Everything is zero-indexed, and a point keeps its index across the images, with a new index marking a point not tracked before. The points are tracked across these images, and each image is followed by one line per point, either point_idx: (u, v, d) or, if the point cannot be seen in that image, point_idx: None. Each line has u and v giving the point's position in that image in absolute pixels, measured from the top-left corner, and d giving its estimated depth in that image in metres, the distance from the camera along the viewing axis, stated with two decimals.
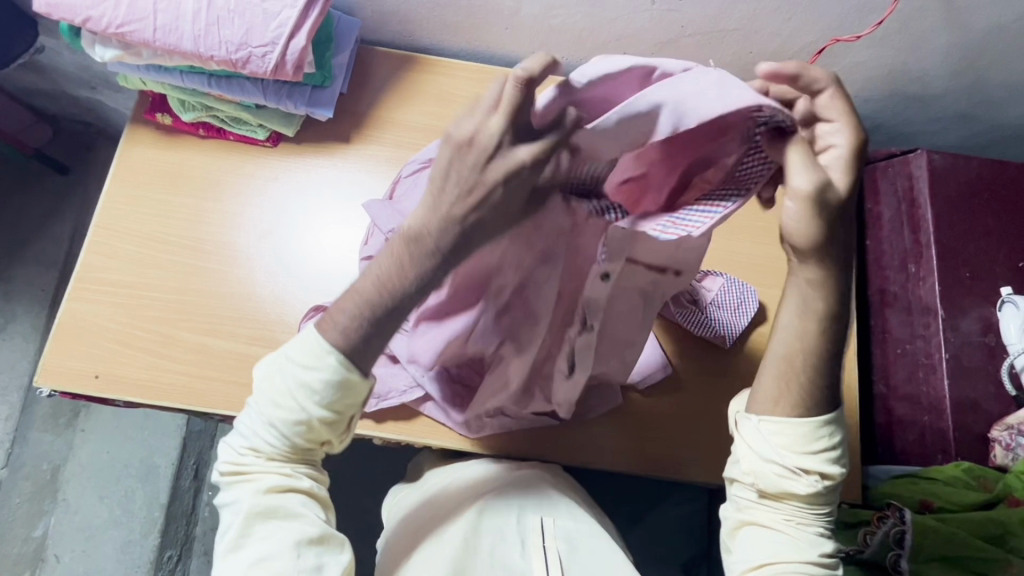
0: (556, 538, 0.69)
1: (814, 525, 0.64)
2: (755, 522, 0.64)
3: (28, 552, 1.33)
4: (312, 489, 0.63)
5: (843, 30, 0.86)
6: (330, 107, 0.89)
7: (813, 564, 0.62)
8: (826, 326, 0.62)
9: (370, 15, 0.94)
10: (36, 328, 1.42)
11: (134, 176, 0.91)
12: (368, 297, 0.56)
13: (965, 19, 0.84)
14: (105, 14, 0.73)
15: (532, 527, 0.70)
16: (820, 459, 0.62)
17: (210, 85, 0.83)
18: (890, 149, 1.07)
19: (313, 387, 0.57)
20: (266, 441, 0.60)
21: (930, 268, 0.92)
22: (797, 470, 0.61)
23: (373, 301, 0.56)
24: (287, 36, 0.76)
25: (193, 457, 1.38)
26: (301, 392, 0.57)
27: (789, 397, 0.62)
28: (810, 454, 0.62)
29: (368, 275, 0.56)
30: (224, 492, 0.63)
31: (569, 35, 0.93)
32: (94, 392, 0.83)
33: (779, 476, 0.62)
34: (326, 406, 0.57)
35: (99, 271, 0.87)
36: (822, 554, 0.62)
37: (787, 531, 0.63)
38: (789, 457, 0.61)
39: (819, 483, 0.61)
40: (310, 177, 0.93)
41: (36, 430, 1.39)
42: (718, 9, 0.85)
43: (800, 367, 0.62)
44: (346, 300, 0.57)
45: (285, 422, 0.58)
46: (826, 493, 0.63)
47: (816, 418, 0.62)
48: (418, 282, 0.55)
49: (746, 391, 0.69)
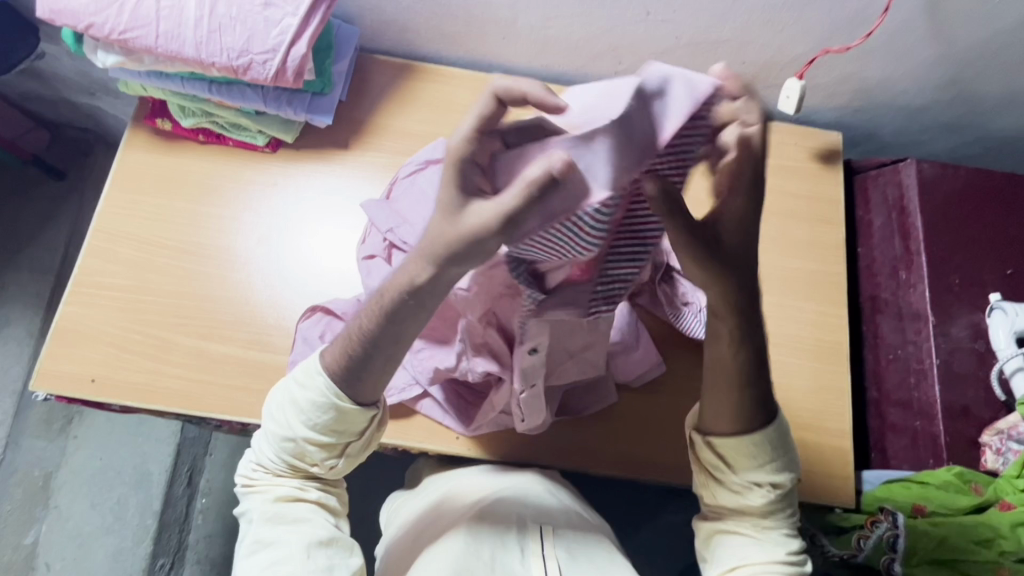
0: (552, 546, 0.69)
1: (778, 526, 0.67)
2: (723, 531, 0.67)
3: (19, 559, 1.31)
4: (320, 501, 0.65)
5: (832, 42, 0.88)
6: (330, 114, 0.90)
7: (785, 563, 0.64)
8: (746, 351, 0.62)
9: (370, 24, 0.95)
10: (30, 333, 1.41)
11: (134, 181, 0.91)
12: (358, 339, 0.58)
13: (951, 32, 0.86)
14: (108, 21, 0.74)
15: (532, 535, 0.70)
16: (767, 470, 0.65)
17: (210, 91, 0.84)
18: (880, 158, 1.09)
19: (303, 406, 0.61)
20: (269, 458, 0.64)
21: (921, 275, 0.93)
22: (748, 483, 0.65)
23: (364, 342, 0.57)
24: (288, 44, 0.77)
25: (187, 463, 1.38)
26: (292, 412, 0.62)
27: (726, 414, 0.64)
28: (756, 467, 0.65)
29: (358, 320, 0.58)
30: (240, 505, 0.66)
31: (565, 45, 0.94)
32: (90, 396, 0.82)
33: (733, 490, 0.66)
34: (314, 426, 0.61)
35: (97, 275, 0.87)
36: (790, 552, 0.65)
37: (755, 536, 0.66)
38: (738, 473, 0.65)
39: (771, 492, 0.65)
40: (309, 182, 0.94)
41: (29, 436, 1.38)
42: (712, 20, 0.87)
43: (731, 384, 0.63)
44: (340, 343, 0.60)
45: (279, 440, 0.62)
46: (780, 498, 0.66)
47: (758, 430, 0.64)
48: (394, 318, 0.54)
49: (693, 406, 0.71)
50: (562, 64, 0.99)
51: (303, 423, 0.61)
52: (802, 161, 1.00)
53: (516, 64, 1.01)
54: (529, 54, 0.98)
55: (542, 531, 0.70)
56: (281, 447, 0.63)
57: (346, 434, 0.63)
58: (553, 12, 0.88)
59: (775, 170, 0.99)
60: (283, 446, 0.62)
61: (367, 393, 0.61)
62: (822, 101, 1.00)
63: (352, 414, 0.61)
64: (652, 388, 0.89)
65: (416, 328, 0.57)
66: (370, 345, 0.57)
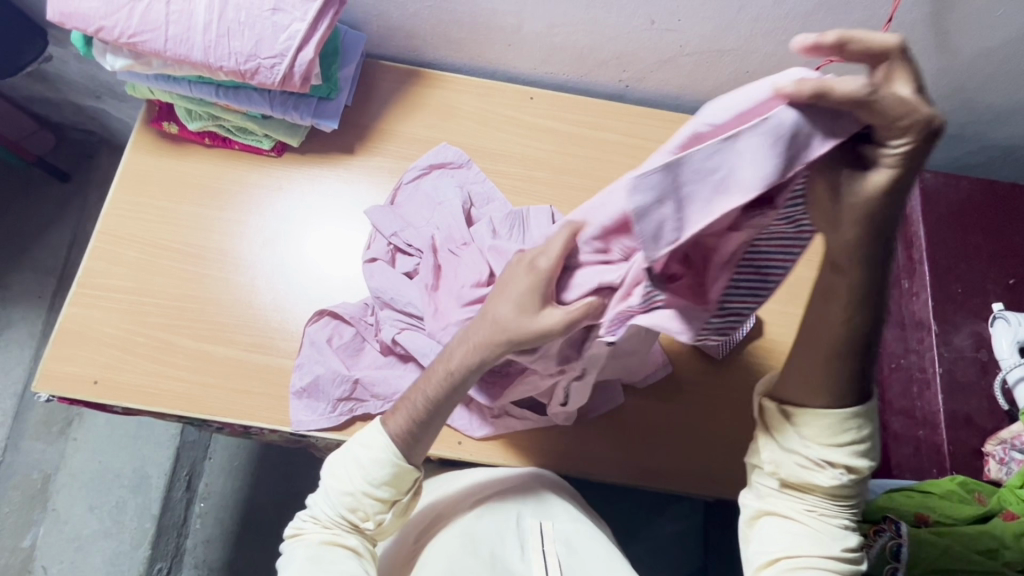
0: (554, 542, 0.72)
1: (836, 517, 0.64)
2: (775, 512, 0.65)
3: (16, 562, 1.31)
4: (357, 547, 0.66)
5: None
6: (336, 118, 0.90)
7: (836, 559, 0.62)
8: (853, 314, 0.57)
9: (376, 30, 0.96)
10: (32, 335, 1.41)
11: (139, 183, 0.92)
12: (421, 402, 0.66)
13: (954, 43, 0.86)
14: (118, 24, 0.75)
15: (531, 532, 0.72)
16: (847, 452, 0.61)
17: (217, 95, 0.85)
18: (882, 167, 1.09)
19: (364, 463, 0.66)
20: (322, 509, 0.67)
21: (923, 284, 0.93)
22: (820, 462, 0.62)
23: (426, 404, 0.66)
24: (296, 49, 0.78)
25: (186, 467, 1.37)
26: (355, 468, 0.66)
27: (817, 382, 0.61)
28: (837, 447, 0.61)
29: (421, 386, 0.68)
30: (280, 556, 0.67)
31: (570, 51, 0.95)
32: (92, 397, 0.82)
33: (802, 468, 0.62)
34: (373, 481, 0.66)
35: (100, 277, 0.87)
36: (845, 548, 0.62)
37: (808, 523, 0.63)
38: (814, 449, 0.61)
39: (843, 476, 0.61)
40: (314, 186, 0.94)
41: (28, 438, 1.38)
42: (716, 29, 0.88)
43: (837, 351, 0.59)
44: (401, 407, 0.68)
45: (338, 494, 0.66)
46: (852, 486, 0.63)
47: (846, 409, 0.61)
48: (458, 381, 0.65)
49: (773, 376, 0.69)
50: (567, 71, 1.00)
51: (365, 479, 0.66)
52: None
53: (521, 70, 1.02)
54: (534, 61, 0.98)
55: (540, 530, 0.72)
56: (337, 504, 0.66)
57: (399, 490, 0.68)
58: (559, 20, 0.89)
59: None
60: (341, 500, 0.66)
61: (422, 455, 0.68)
62: None
63: (407, 475, 0.67)
64: (655, 394, 0.88)
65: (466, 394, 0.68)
66: (434, 412, 0.66)
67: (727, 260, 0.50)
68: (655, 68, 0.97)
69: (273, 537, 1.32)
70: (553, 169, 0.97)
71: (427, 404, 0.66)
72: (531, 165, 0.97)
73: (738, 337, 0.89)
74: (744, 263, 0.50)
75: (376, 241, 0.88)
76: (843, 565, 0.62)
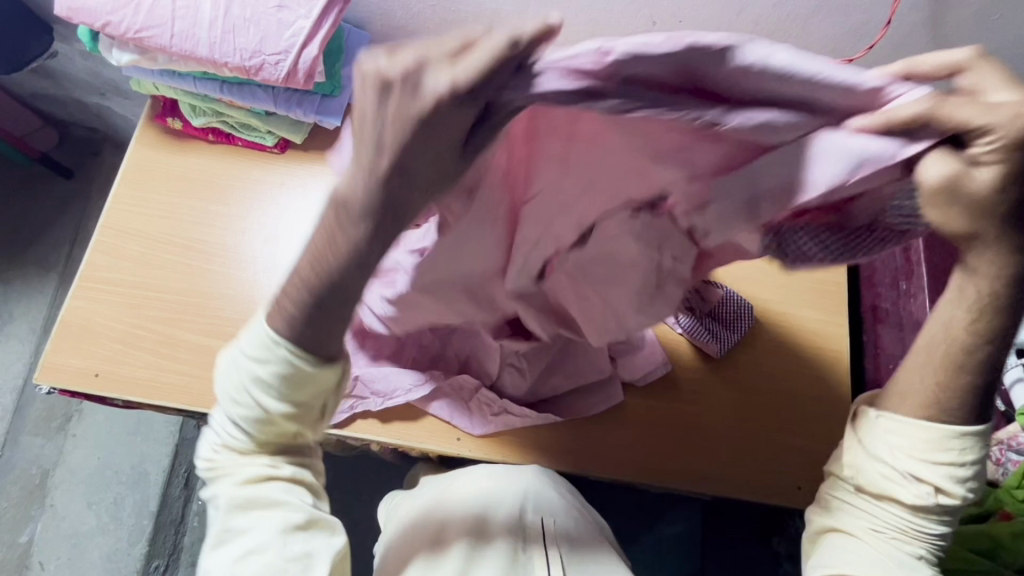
0: (555, 537, 0.71)
1: (909, 545, 0.57)
2: (840, 529, 0.59)
3: (13, 558, 1.31)
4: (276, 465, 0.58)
5: (835, 53, 0.89)
6: (339, 116, 0.90)
7: None
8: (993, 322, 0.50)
9: (380, 29, 0.97)
10: (32, 331, 1.41)
11: (142, 178, 0.92)
12: (309, 280, 0.47)
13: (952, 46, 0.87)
14: (124, 19, 0.76)
15: (533, 528, 0.72)
16: (943, 471, 0.54)
17: (221, 91, 0.85)
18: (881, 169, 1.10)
19: (263, 381, 0.51)
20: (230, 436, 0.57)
21: (920, 286, 0.91)
22: (911, 476, 0.55)
23: (314, 283, 0.47)
24: (300, 46, 0.78)
25: (184, 464, 1.37)
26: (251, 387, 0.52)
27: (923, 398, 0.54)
28: (932, 462, 0.54)
29: (308, 253, 0.47)
30: (205, 489, 0.60)
31: None
32: (93, 390, 0.83)
33: (886, 479, 0.56)
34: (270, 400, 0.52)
35: (103, 271, 0.88)
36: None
37: (870, 543, 0.57)
38: (906, 462, 0.55)
39: (932, 497, 0.54)
40: (317, 183, 0.95)
41: (28, 434, 1.38)
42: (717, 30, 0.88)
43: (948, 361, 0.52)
44: (291, 285, 0.49)
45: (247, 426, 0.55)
46: (938, 509, 0.56)
47: (952, 427, 0.54)
48: (354, 252, 0.44)
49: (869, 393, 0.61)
50: None
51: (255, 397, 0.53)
52: None
53: None
54: None
55: (543, 527, 0.72)
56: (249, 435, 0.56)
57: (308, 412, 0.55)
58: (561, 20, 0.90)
59: None
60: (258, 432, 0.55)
61: (336, 346, 0.52)
62: None
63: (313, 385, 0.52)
64: (655, 392, 0.89)
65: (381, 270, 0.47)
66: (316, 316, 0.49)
67: (830, 213, 0.44)
68: None
69: None
70: None
71: (305, 301, 0.48)
72: None
73: (736, 335, 0.90)
74: (866, 226, 0.45)
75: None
76: None
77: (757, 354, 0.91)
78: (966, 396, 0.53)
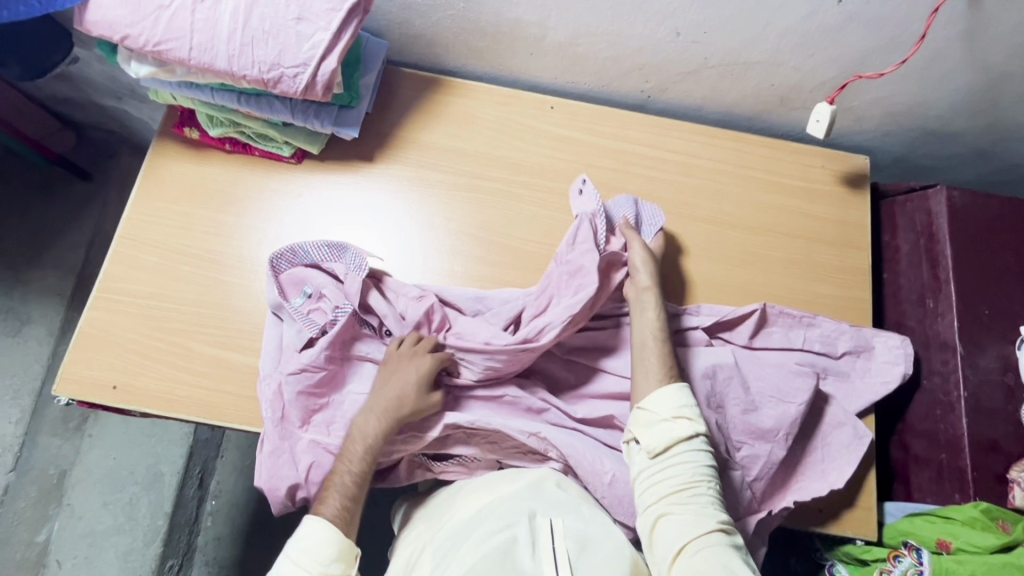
0: (566, 539, 0.69)
1: (705, 496, 0.72)
2: (670, 514, 0.71)
3: (30, 557, 1.32)
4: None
5: (866, 67, 0.87)
6: (356, 127, 0.90)
7: (716, 532, 0.69)
8: (696, 221, 0.97)
9: (398, 37, 0.96)
10: (50, 332, 1.42)
11: (159, 188, 0.92)
12: (285, 495, 0.81)
13: (986, 60, 0.84)
14: (143, 32, 0.75)
15: (542, 530, 0.70)
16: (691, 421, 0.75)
17: (239, 102, 0.84)
18: (894, 185, 1.04)
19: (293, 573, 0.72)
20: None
21: (949, 305, 0.91)
22: (673, 418, 0.75)
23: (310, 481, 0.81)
24: (319, 59, 0.77)
25: (198, 465, 1.38)
26: (298, 560, 0.72)
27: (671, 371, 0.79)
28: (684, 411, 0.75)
29: (269, 474, 0.80)
30: None
31: (593, 62, 0.95)
32: (111, 402, 0.83)
33: (683, 481, 0.72)
34: (324, 561, 0.72)
35: (121, 281, 0.88)
36: (721, 521, 0.70)
37: (685, 513, 0.70)
38: (666, 411, 0.75)
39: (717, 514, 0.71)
40: (333, 191, 0.94)
41: (46, 434, 1.39)
42: (743, 42, 0.86)
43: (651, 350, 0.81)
44: (276, 488, 0.80)
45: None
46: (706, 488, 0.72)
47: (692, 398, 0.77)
48: (268, 472, 0.80)
49: (677, 386, 0.77)
50: (589, 80, 1.00)
51: (314, 564, 0.72)
52: (828, 184, 1.00)
53: (542, 79, 1.01)
54: (555, 70, 0.98)
55: (552, 528, 0.70)
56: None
57: (348, 565, 0.74)
58: (582, 30, 0.89)
59: (800, 194, 0.99)
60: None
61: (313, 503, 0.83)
62: (850, 125, 0.99)
63: (347, 550, 0.74)
64: None
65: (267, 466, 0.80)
66: (362, 485, 0.77)
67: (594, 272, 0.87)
68: (678, 79, 0.95)
69: (279, 542, 1.33)
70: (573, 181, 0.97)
71: (351, 482, 0.76)
72: (552, 176, 0.97)
73: (726, 318, 0.90)
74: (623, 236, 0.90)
75: (349, 281, 0.85)
76: (722, 536, 0.69)
77: (795, 410, 0.84)
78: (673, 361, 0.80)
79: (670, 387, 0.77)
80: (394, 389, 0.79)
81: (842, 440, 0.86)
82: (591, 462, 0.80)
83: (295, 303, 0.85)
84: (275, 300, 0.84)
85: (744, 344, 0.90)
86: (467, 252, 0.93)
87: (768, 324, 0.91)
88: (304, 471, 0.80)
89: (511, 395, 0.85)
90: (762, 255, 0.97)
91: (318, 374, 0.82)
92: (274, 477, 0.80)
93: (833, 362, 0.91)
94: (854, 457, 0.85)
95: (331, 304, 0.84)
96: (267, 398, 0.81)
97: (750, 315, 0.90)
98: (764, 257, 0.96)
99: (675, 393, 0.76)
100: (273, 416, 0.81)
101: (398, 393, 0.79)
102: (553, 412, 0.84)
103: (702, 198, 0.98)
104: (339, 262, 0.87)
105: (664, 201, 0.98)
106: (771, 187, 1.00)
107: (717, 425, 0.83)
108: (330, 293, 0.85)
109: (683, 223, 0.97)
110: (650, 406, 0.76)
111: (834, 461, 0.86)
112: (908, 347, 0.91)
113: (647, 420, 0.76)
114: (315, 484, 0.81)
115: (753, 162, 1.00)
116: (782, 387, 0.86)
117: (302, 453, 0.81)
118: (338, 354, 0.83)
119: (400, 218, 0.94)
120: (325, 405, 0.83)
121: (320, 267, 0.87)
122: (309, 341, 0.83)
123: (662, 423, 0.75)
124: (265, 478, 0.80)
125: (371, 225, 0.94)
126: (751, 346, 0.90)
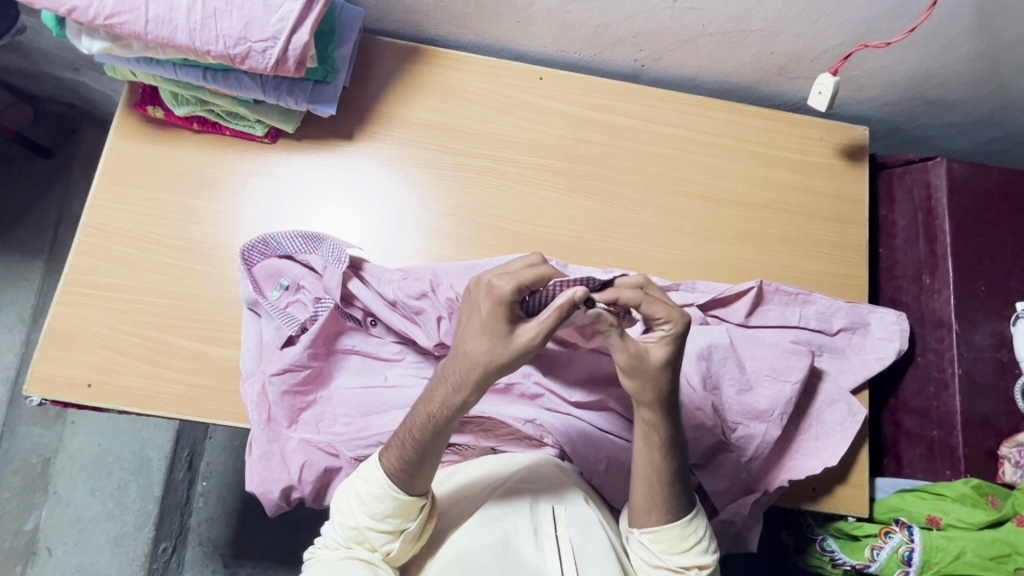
0: (568, 526, 0.68)
1: None
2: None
3: (19, 545, 1.30)
4: (371, 559, 0.67)
5: (871, 35, 0.83)
6: (333, 103, 0.84)
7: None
8: (691, 197, 0.94)
9: (375, 4, 0.89)
10: (22, 318, 1.37)
11: (123, 172, 0.86)
12: (282, 499, 0.79)
13: (996, 27, 0.81)
14: (92, 4, 0.68)
15: (545, 519, 0.68)
16: (694, 552, 0.68)
17: (205, 79, 0.78)
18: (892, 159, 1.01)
19: (366, 500, 0.66)
20: (331, 534, 0.69)
21: (945, 281, 0.90)
22: (678, 568, 0.68)
23: (303, 482, 0.78)
24: (289, 31, 0.71)
25: (186, 449, 1.36)
26: (356, 503, 0.67)
27: (659, 507, 0.68)
28: (685, 552, 0.68)
29: (263, 478, 0.78)
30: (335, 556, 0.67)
31: (585, 30, 0.89)
32: (87, 402, 0.79)
33: None
34: (375, 515, 0.66)
35: (89, 273, 0.83)
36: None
37: None
38: (669, 560, 0.68)
39: None
40: (310, 171, 0.89)
41: (25, 424, 1.35)
42: (743, 8, 0.81)
43: (659, 479, 0.67)
44: (268, 491, 0.78)
45: (344, 527, 0.67)
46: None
47: (693, 523, 0.69)
48: (261, 476, 0.78)
49: (689, 518, 0.68)
50: (580, 49, 0.94)
51: (366, 513, 0.66)
52: (825, 157, 0.97)
53: (530, 48, 0.95)
54: (545, 38, 0.92)
55: (555, 517, 0.68)
56: (345, 535, 0.67)
57: (405, 519, 0.66)
58: None
59: (798, 167, 0.96)
60: (348, 533, 0.67)
61: (314, 502, 0.81)
62: (851, 95, 0.95)
63: (409, 506, 0.66)
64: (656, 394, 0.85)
65: (258, 469, 0.78)
66: (428, 452, 0.64)
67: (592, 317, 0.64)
68: (673, 47, 0.90)
69: (270, 526, 1.32)
70: (564, 157, 0.93)
71: (419, 445, 0.64)
72: (541, 152, 0.93)
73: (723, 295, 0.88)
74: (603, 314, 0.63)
75: (328, 272, 0.81)
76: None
77: (791, 393, 0.83)
78: (677, 491, 0.68)
79: (676, 526, 0.68)
80: (484, 339, 0.61)
81: (835, 418, 0.86)
82: (587, 445, 0.80)
83: (271, 298, 0.81)
84: (250, 296, 0.80)
85: (739, 322, 0.88)
86: (453, 235, 0.89)
87: (764, 302, 0.89)
88: (296, 472, 0.78)
89: (503, 381, 0.83)
90: (760, 232, 0.94)
91: (303, 371, 0.80)
92: (267, 480, 0.78)
93: (829, 339, 0.90)
94: (848, 434, 0.85)
95: (311, 297, 0.82)
96: (252, 399, 0.78)
97: (746, 292, 0.88)
98: (760, 233, 0.94)
99: (680, 531, 0.68)
100: (260, 417, 0.78)
101: (493, 344, 0.61)
102: (547, 397, 0.83)
103: (698, 173, 0.95)
104: (315, 253, 0.84)
105: (658, 177, 0.94)
106: (768, 161, 0.96)
107: (713, 405, 0.82)
108: (309, 285, 0.83)
109: (679, 199, 0.94)
110: (652, 546, 0.68)
111: (828, 438, 0.85)
112: (903, 322, 0.90)
113: (644, 553, 0.69)
114: (307, 484, 0.79)
115: (750, 134, 0.97)
116: (777, 365, 0.84)
117: (292, 454, 0.79)
118: (319, 346, 0.80)
119: (384, 199, 0.90)
120: (313, 402, 0.81)
121: (295, 258, 0.84)
122: (289, 338, 0.80)
123: (662, 563, 0.68)
124: (257, 482, 0.78)
125: (353, 207, 0.89)
126: (747, 324, 0.88)
